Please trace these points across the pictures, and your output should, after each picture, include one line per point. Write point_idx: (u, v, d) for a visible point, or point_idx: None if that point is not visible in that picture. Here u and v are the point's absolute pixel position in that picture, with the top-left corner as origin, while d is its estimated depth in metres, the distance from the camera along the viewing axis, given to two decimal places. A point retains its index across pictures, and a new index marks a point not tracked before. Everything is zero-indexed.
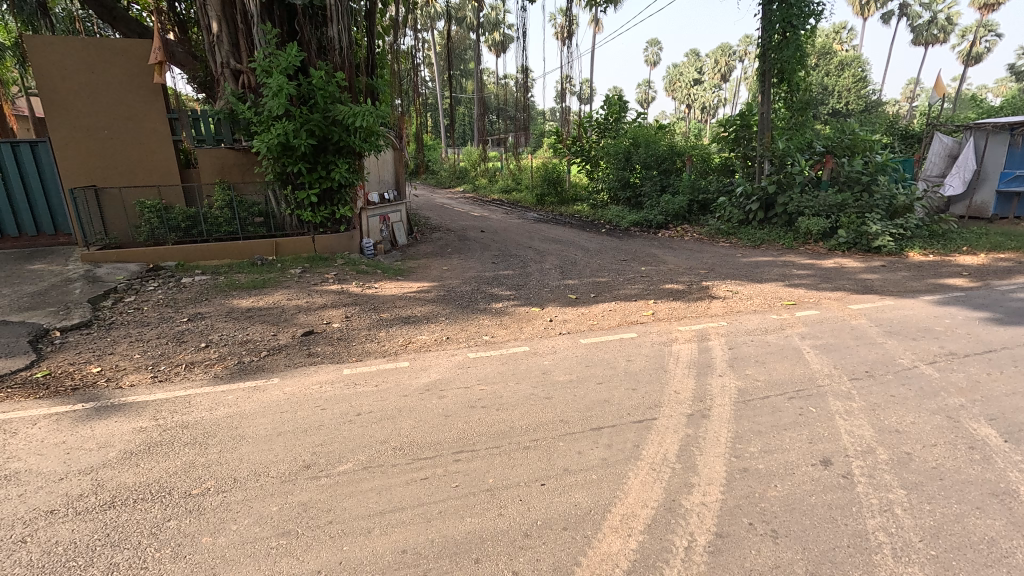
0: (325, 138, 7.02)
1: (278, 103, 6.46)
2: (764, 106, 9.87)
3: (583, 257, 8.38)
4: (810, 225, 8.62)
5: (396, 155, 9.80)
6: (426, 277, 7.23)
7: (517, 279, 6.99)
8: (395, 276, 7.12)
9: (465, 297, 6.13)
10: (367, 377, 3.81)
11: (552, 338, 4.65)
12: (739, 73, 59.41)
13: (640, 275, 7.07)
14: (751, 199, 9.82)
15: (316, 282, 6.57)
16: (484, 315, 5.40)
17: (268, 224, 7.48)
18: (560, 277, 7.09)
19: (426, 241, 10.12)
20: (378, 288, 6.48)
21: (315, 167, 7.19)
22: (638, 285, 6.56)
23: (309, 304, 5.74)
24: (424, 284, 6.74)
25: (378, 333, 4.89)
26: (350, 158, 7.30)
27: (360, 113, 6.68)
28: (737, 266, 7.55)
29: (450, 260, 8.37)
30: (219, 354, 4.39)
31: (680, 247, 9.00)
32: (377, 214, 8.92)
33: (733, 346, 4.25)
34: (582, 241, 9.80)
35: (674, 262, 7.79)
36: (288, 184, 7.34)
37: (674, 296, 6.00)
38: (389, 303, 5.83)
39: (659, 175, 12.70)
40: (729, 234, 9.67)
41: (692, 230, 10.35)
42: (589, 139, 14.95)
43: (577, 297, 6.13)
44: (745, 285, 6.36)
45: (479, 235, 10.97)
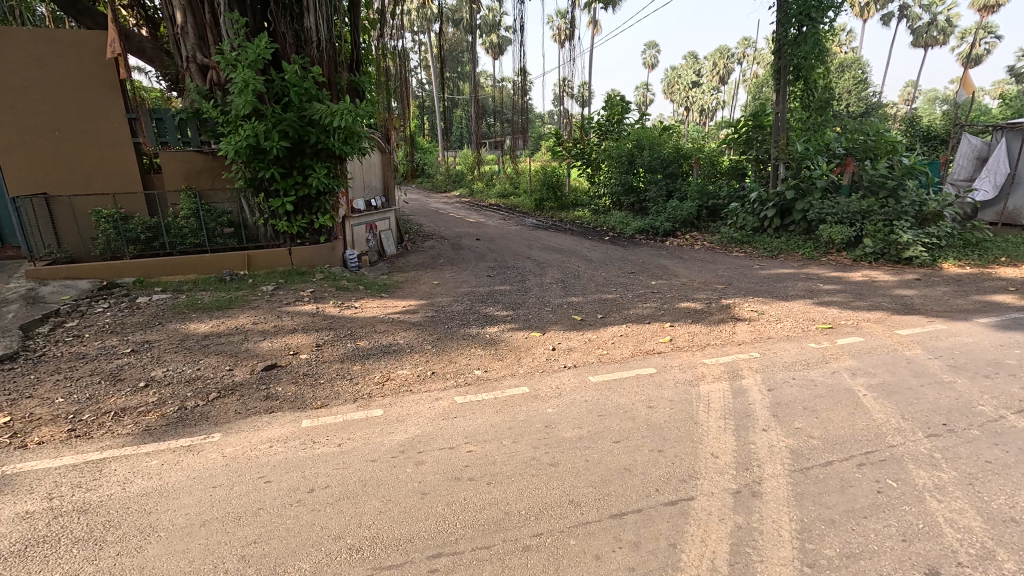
0: (301, 140, 6.32)
1: (245, 100, 5.76)
2: (778, 106, 9.23)
3: (587, 269, 7.69)
4: (832, 233, 7.97)
5: (385, 159, 9.11)
6: (414, 293, 6.54)
7: (515, 296, 6.30)
8: (379, 293, 6.42)
9: (456, 318, 5.44)
10: (330, 434, 3.11)
11: (556, 374, 3.96)
12: (738, 76, 58.98)
13: (651, 291, 6.39)
14: (766, 205, 9.16)
15: (289, 301, 5.87)
16: (476, 342, 4.71)
17: (239, 235, 6.77)
18: (562, 293, 6.41)
19: (417, 251, 9.44)
20: (358, 307, 5.77)
21: (290, 171, 6.47)
22: (649, 303, 5.89)
23: (278, 327, 5.04)
24: (411, 302, 6.05)
25: (352, 367, 4.20)
26: (330, 162, 6.61)
27: (339, 112, 5.98)
28: (756, 280, 6.87)
29: (442, 273, 7.67)
30: (158, 398, 3.67)
31: (692, 258, 8.32)
32: (363, 222, 8.26)
33: (772, 387, 3.57)
34: (585, 251, 9.12)
35: (686, 275, 7.12)
36: (262, 190, 6.62)
37: (692, 317, 5.32)
38: (370, 326, 5.14)
39: (665, 180, 12.05)
40: (742, 243, 9.01)
41: (702, 238, 9.68)
42: (590, 142, 14.30)
43: (582, 318, 5.45)
44: (770, 304, 5.68)
45: (475, 243, 10.31)
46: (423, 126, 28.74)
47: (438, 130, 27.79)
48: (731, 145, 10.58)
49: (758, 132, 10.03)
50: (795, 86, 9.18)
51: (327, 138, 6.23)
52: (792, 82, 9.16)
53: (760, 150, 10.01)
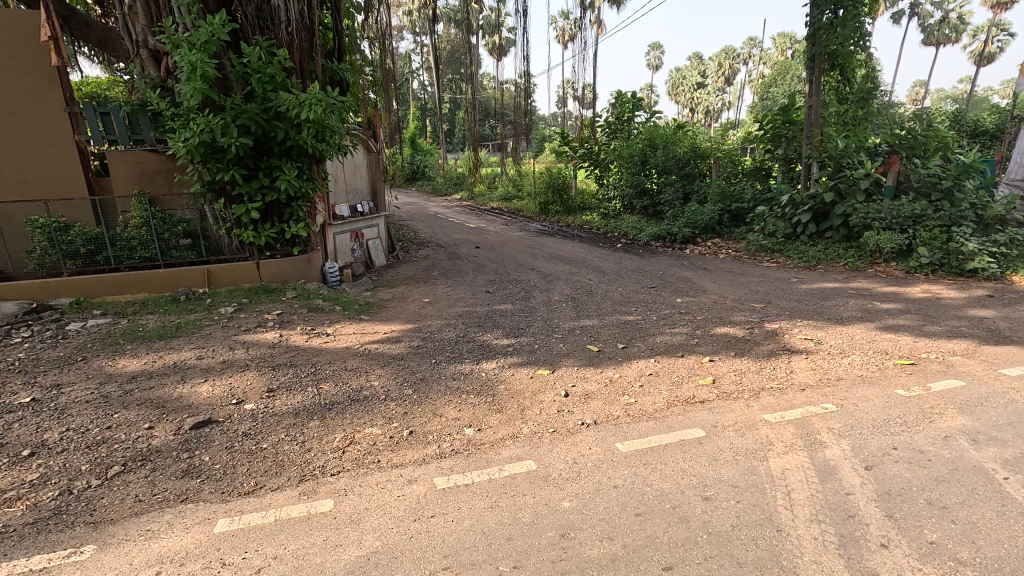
0: (267, 136, 5.41)
1: (197, 89, 4.85)
2: (812, 98, 8.26)
3: (600, 283, 6.75)
4: (879, 240, 6.99)
5: (373, 159, 8.20)
6: (400, 313, 5.61)
7: (517, 318, 5.36)
8: (358, 314, 5.49)
9: (446, 348, 4.50)
10: (251, 546, 2.15)
11: (571, 435, 3.01)
12: (745, 75, 57.92)
13: (676, 312, 5.44)
14: (799, 209, 8.18)
15: (250, 326, 4.94)
16: (469, 386, 3.77)
17: (199, 247, 5.85)
18: (574, 314, 5.46)
19: (410, 261, 8.52)
20: (330, 335, 4.84)
21: (255, 173, 5.57)
22: (677, 328, 4.94)
23: (227, 364, 4.11)
24: (395, 327, 5.11)
25: (307, 425, 3.26)
26: (301, 161, 5.71)
27: (308, 101, 5.09)
28: (799, 298, 5.89)
29: (435, 288, 6.74)
30: (39, 475, 2.72)
31: (718, 270, 7.36)
32: (349, 230, 7.38)
33: (869, 462, 2.59)
34: (596, 261, 8.16)
35: (715, 292, 6.16)
36: (224, 195, 5.72)
37: (733, 348, 4.35)
38: (340, 361, 4.20)
39: (681, 181, 11.08)
40: (773, 251, 8.03)
41: (726, 246, 8.72)
42: (597, 141, 13.33)
43: (599, 347, 4.50)
44: (825, 330, 4.70)
45: (475, 251, 9.39)
46: (423, 127, 27.86)
47: (439, 131, 26.93)
48: (756, 142, 9.62)
49: (787, 127, 9.05)
50: (831, 76, 8.23)
51: (296, 133, 5.33)
52: (828, 71, 8.19)
53: (789, 148, 9.03)
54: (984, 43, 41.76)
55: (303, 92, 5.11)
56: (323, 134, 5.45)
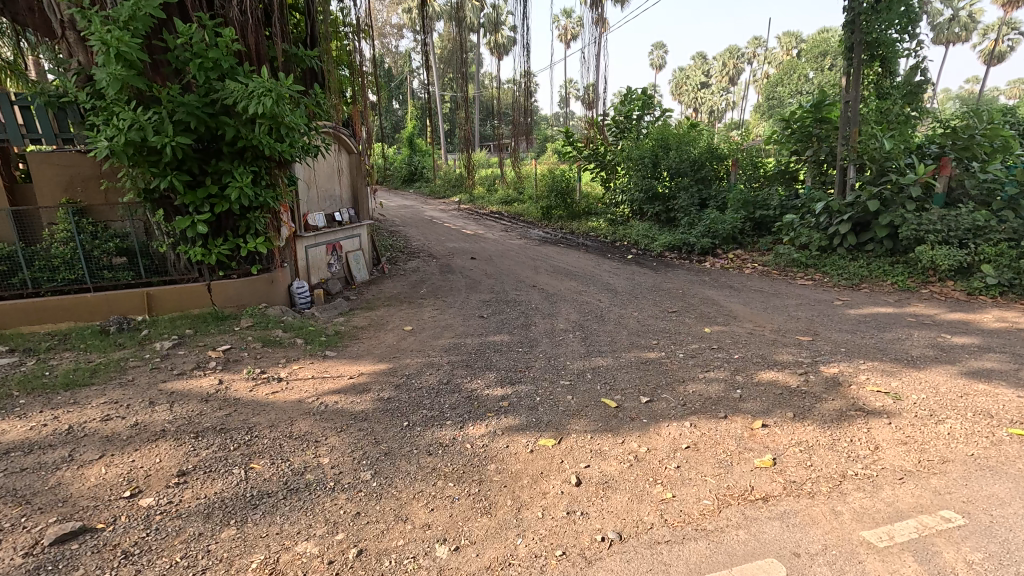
0: (213, 134, 4.49)
1: (120, 76, 3.92)
2: (851, 92, 7.31)
3: (612, 306, 5.81)
4: (935, 256, 6.06)
5: (353, 160, 7.27)
6: (374, 346, 4.69)
7: (515, 355, 4.43)
8: (324, 349, 4.56)
9: (424, 400, 3.58)
10: None
11: (587, 569, 2.07)
12: (750, 75, 56.94)
13: (706, 348, 4.51)
14: (835, 217, 7.24)
15: (186, 368, 4.01)
16: (448, 467, 2.84)
17: (137, 266, 4.93)
18: (583, 349, 4.53)
19: (397, 275, 7.60)
20: (283, 381, 3.91)
21: (202, 179, 4.66)
22: (712, 372, 4.00)
23: (138, 430, 3.17)
24: (365, 368, 4.19)
25: (216, 537, 2.31)
26: (258, 165, 4.79)
27: (258, 90, 4.17)
28: (852, 328, 4.94)
29: (420, 312, 5.81)
30: None
31: (746, 289, 6.43)
32: (324, 242, 6.53)
33: None
34: (605, 277, 7.23)
35: (749, 320, 5.23)
36: (167, 206, 4.82)
37: (789, 404, 3.41)
38: (285, 424, 3.27)
39: (696, 185, 10.17)
40: (807, 266, 7.09)
41: (751, 259, 7.79)
42: (603, 141, 12.37)
43: (618, 401, 3.57)
44: (897, 377, 3.77)
45: (470, 263, 8.48)
46: (422, 127, 26.99)
47: (437, 130, 26.07)
48: (781, 143, 8.68)
49: (819, 127, 8.11)
50: (871, 69, 7.34)
51: (247, 131, 4.42)
52: (869, 63, 7.30)
53: (821, 150, 8.09)
54: (995, 42, 40.74)
55: (252, 81, 4.20)
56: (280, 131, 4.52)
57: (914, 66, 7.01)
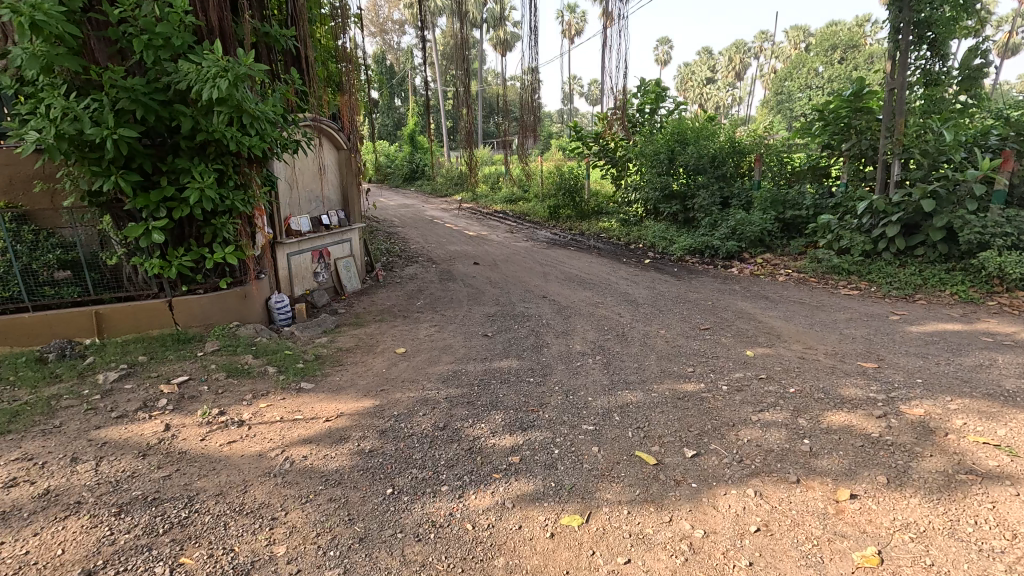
0: (168, 126, 3.80)
1: (46, 53, 3.23)
2: (898, 79, 6.54)
3: (635, 322, 5.09)
4: (1003, 263, 5.31)
5: (342, 157, 6.54)
6: (359, 376, 3.99)
7: (526, 387, 3.72)
8: (299, 380, 3.86)
9: (415, 456, 2.87)
10: None
11: None
12: (758, 70, 55.93)
13: (753, 378, 3.79)
14: (880, 219, 6.49)
15: (129, 409, 3.31)
16: (442, 563, 2.12)
17: (85, 282, 4.25)
18: (606, 379, 3.82)
19: (392, 284, 6.91)
20: (245, 426, 3.21)
21: (156, 179, 3.97)
22: (768, 413, 3.27)
23: (45, 503, 2.45)
24: (346, 407, 3.49)
25: None
26: (223, 161, 4.10)
27: (212, 70, 3.44)
28: (922, 351, 4.19)
29: (416, 330, 5.11)
30: None
31: (784, 301, 5.69)
32: (309, 248, 5.89)
33: None
34: (623, 286, 6.51)
35: (796, 341, 4.50)
36: (117, 211, 4.12)
37: (877, 463, 2.68)
38: (236, 492, 2.56)
39: (716, 183, 9.40)
40: (850, 274, 6.33)
41: (784, 265, 7.04)
42: (614, 135, 11.59)
43: (657, 456, 2.85)
44: (1002, 422, 3.04)
45: (473, 270, 7.77)
46: (424, 124, 26.23)
47: (439, 127, 25.37)
48: (814, 136, 7.90)
49: (858, 117, 7.35)
50: (917, 52, 6.60)
51: (205, 121, 3.72)
52: (915, 46, 6.54)
53: (860, 144, 7.33)
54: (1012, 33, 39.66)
55: (206, 59, 3.48)
56: (245, 121, 3.81)
57: (972, 48, 6.28)
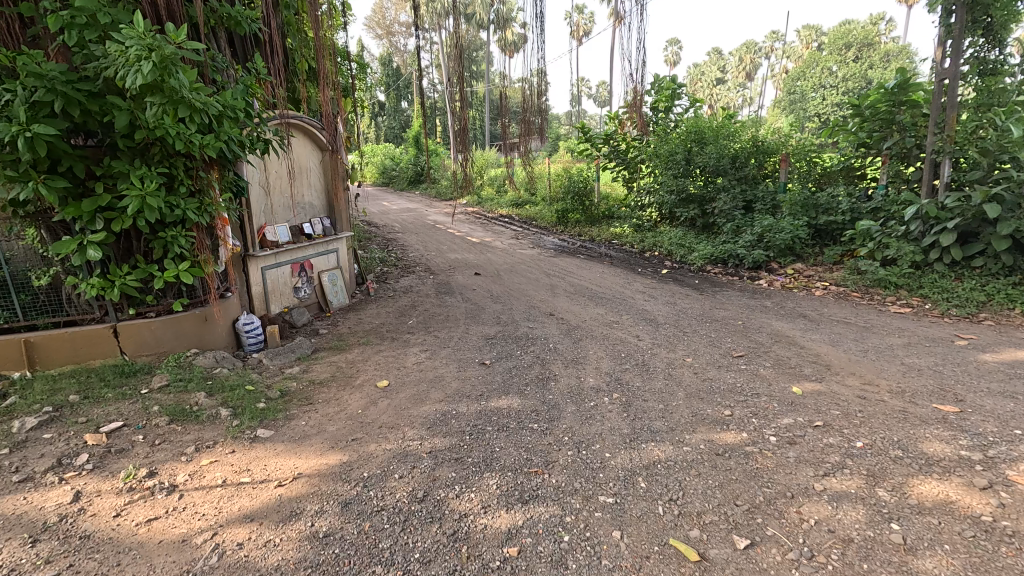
0: (99, 121, 3.17)
1: None
2: (950, 68, 5.81)
3: (656, 348, 4.41)
4: None
5: (326, 159, 5.92)
6: (328, 420, 3.33)
7: (528, 437, 3.05)
8: (255, 426, 3.21)
9: (382, 544, 2.21)
10: None
11: None
12: (770, 69, 54.81)
13: (808, 426, 3.09)
14: (931, 225, 5.76)
15: (36, 470, 2.67)
16: None
17: (12, 305, 3.62)
18: (626, 426, 3.14)
19: (384, 299, 6.29)
20: (175, 494, 2.55)
21: (90, 185, 3.36)
22: (835, 480, 2.57)
23: None
24: (306, 464, 2.83)
25: None
26: (169, 163, 3.47)
27: (135, 51, 2.78)
28: (1009, 389, 3.46)
29: (404, 356, 4.45)
30: None
31: (826, 321, 4.98)
32: (288, 260, 5.28)
33: None
34: (639, 302, 5.82)
35: (849, 374, 3.79)
36: (50, 223, 3.52)
37: (1004, 567, 1.97)
38: None
39: (738, 185, 8.68)
40: (897, 288, 5.60)
41: (819, 278, 6.33)
42: (626, 135, 10.87)
43: (699, 547, 2.17)
44: None
45: (474, 281, 7.11)
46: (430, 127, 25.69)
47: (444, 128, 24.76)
48: (849, 133, 7.15)
49: (901, 112, 6.61)
50: (971, 38, 5.87)
51: (139, 113, 3.10)
52: (969, 31, 5.83)
53: (903, 142, 6.58)
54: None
55: (128, 38, 2.81)
56: (186, 114, 3.16)
57: None
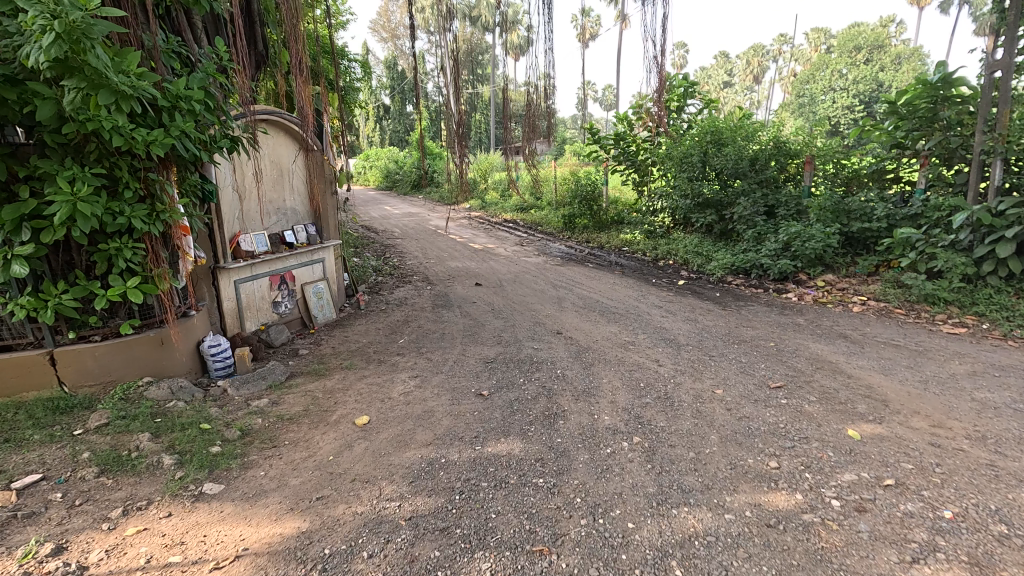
0: (18, 110, 2.66)
1: None
2: (1004, 58, 5.23)
3: (680, 377, 3.83)
4: None
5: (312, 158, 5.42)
6: (292, 471, 2.77)
7: (531, 498, 2.49)
8: (202, 479, 2.65)
9: None
10: None
11: None
12: (779, 72, 54.09)
13: (878, 487, 2.50)
14: (984, 232, 5.16)
15: None
16: None
17: None
18: (652, 483, 2.57)
19: (375, 314, 5.75)
20: None
21: (15, 189, 2.85)
22: (930, 570, 1.98)
23: None
24: (255, 536, 2.26)
25: None
26: (109, 163, 2.95)
27: (40, 21, 2.27)
28: None
29: (390, 384, 3.90)
30: None
31: (872, 344, 4.38)
32: (265, 272, 4.75)
33: None
34: (656, 318, 5.24)
35: (913, 413, 3.19)
36: None
37: None
38: None
39: (758, 189, 8.09)
40: (946, 305, 5.00)
41: (854, 291, 5.73)
42: (636, 137, 10.29)
43: None
44: None
45: (475, 293, 6.56)
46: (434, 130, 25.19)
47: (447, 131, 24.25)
48: (884, 132, 6.57)
49: (944, 108, 6.10)
50: None
51: (63, 102, 2.59)
52: None
53: (946, 141, 6.02)
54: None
55: (32, 5, 2.30)
56: (115, 102, 2.63)
57: None
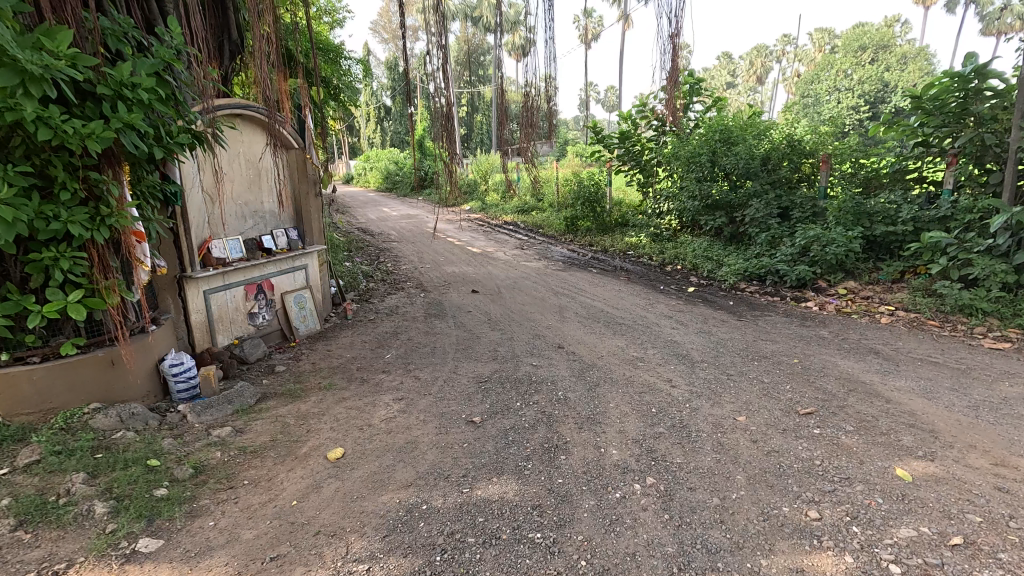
0: None
1: None
2: None
3: (696, 401, 3.41)
4: None
5: (294, 158, 5.04)
6: (246, 520, 2.36)
7: (527, 560, 2.07)
8: (138, 532, 2.24)
9: None
10: None
11: None
12: (783, 72, 53.63)
13: (944, 547, 2.08)
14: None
15: None
16: None
17: None
18: (671, 541, 2.15)
19: (363, 324, 5.34)
20: None
21: None
22: None
23: None
24: None
25: None
26: (39, 159, 2.56)
27: None
28: None
29: (371, 408, 3.49)
30: None
31: (908, 361, 3.95)
32: (240, 281, 4.35)
33: None
34: (666, 330, 4.82)
35: (969, 448, 2.77)
36: None
37: None
38: None
39: (771, 190, 7.66)
40: (985, 316, 4.57)
41: (879, 300, 5.30)
42: (641, 136, 9.87)
43: None
44: None
45: (471, 301, 6.16)
46: None
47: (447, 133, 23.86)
48: (909, 129, 6.13)
49: (974, 102, 5.67)
50: None
51: None
52: None
53: (978, 138, 5.58)
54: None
55: None
56: (23, 84, 2.28)
57: None
